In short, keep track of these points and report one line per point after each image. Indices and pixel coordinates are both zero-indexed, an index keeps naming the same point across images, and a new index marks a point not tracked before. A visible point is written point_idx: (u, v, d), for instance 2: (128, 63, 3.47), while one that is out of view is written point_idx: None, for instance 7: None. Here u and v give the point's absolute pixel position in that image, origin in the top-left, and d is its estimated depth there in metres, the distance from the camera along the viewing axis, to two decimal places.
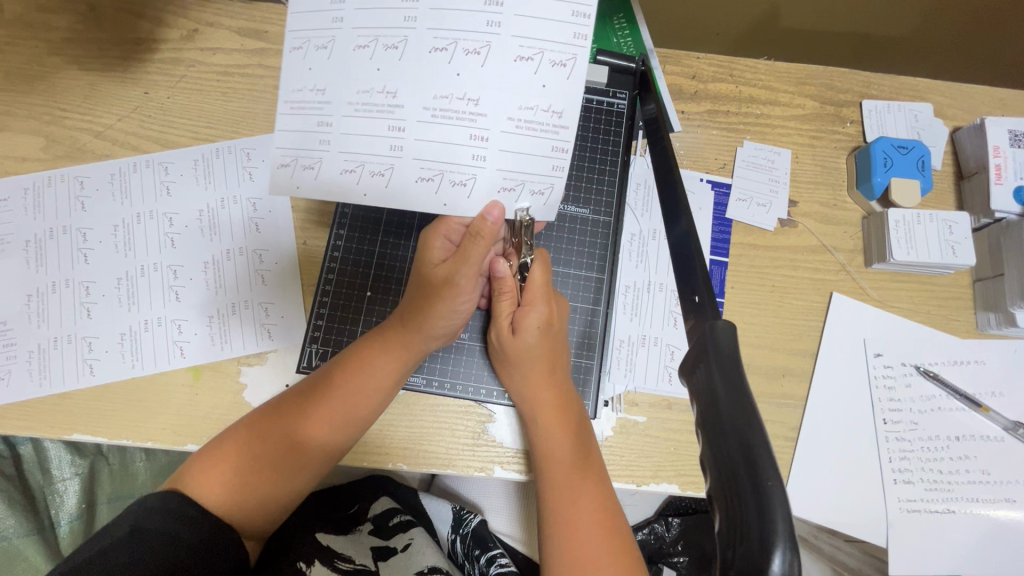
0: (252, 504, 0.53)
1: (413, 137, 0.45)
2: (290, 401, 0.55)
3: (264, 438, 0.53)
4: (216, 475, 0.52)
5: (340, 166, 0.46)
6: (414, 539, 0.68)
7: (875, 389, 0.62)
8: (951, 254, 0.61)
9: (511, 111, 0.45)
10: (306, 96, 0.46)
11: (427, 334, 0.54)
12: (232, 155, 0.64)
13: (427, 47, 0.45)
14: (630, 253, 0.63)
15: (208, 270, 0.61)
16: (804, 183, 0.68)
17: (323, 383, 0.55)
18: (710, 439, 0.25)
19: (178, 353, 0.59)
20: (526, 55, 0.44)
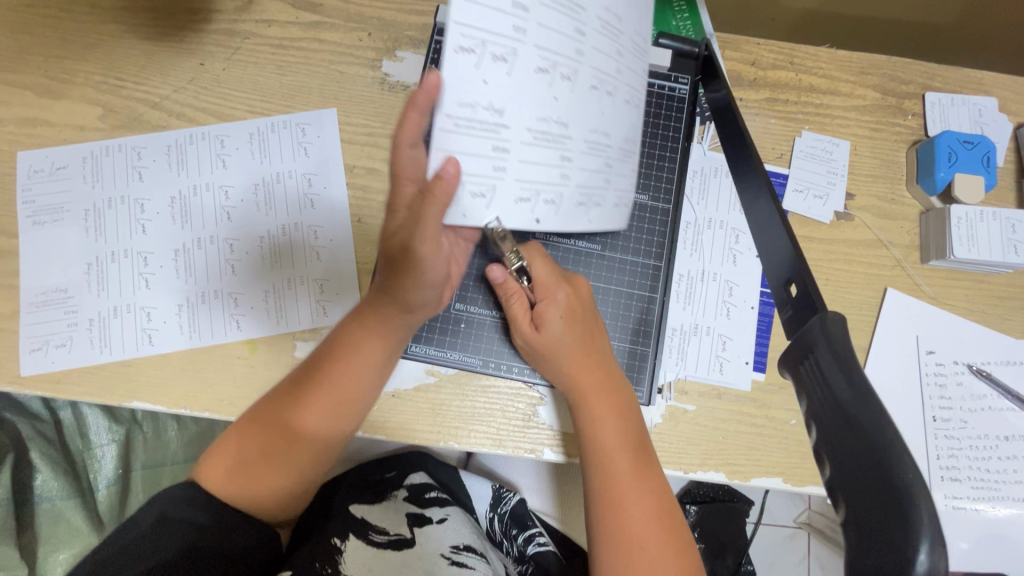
0: (258, 492, 0.53)
1: (579, 168, 0.47)
2: (283, 389, 0.54)
3: (261, 429, 0.53)
4: (222, 464, 0.53)
5: (516, 195, 0.44)
6: (450, 515, 0.68)
7: (925, 386, 0.62)
8: (1012, 253, 0.61)
9: (624, 142, 0.51)
10: (480, 114, 0.40)
11: (404, 308, 0.51)
12: (288, 130, 0.64)
13: (587, 84, 0.45)
14: (685, 241, 0.62)
15: (264, 244, 0.62)
16: (862, 176, 0.67)
17: (312, 372, 0.53)
18: (828, 433, 0.25)
19: (234, 325, 0.60)
20: (635, 101, 0.49)
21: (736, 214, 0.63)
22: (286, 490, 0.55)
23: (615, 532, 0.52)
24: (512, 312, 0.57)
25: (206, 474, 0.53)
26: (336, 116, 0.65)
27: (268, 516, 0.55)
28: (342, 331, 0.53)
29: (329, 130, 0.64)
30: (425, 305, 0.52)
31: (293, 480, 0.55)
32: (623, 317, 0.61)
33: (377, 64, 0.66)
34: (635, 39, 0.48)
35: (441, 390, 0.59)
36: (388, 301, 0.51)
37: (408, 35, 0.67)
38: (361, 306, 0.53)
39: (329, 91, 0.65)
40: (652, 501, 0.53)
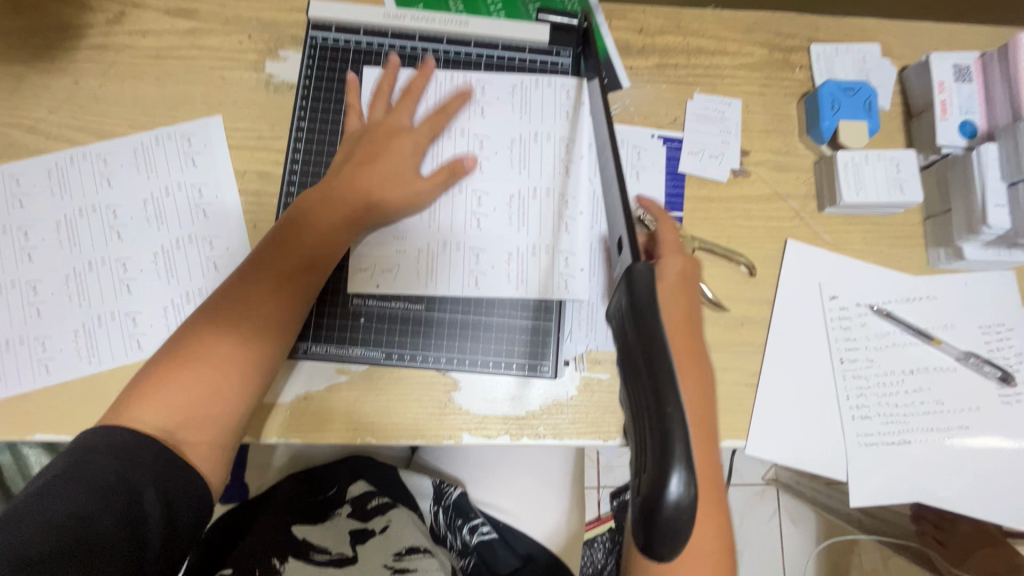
0: (200, 407, 0.49)
1: (536, 166, 0.62)
2: (207, 318, 0.52)
3: (196, 353, 0.50)
4: (168, 403, 0.49)
5: (560, 239, 0.61)
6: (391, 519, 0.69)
7: (831, 330, 0.64)
8: (898, 192, 0.62)
9: (534, 122, 0.62)
10: (474, 246, 0.60)
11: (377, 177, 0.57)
12: (172, 141, 0.63)
13: (501, 136, 0.62)
14: (581, 204, 0.61)
15: (158, 260, 0.60)
16: (755, 132, 0.68)
17: (242, 297, 0.53)
18: (628, 382, 0.29)
19: (135, 345, 0.59)
20: (518, 94, 0.63)
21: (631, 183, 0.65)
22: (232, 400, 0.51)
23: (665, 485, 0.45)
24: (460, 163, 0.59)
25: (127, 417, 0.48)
26: (222, 123, 0.63)
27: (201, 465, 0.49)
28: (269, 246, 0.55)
29: (215, 137, 0.63)
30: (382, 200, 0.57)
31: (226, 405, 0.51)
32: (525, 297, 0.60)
33: (260, 65, 0.65)
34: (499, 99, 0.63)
35: (354, 387, 0.59)
36: (312, 211, 0.56)
37: (289, 34, 0.65)
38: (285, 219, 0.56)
39: (213, 98, 0.64)
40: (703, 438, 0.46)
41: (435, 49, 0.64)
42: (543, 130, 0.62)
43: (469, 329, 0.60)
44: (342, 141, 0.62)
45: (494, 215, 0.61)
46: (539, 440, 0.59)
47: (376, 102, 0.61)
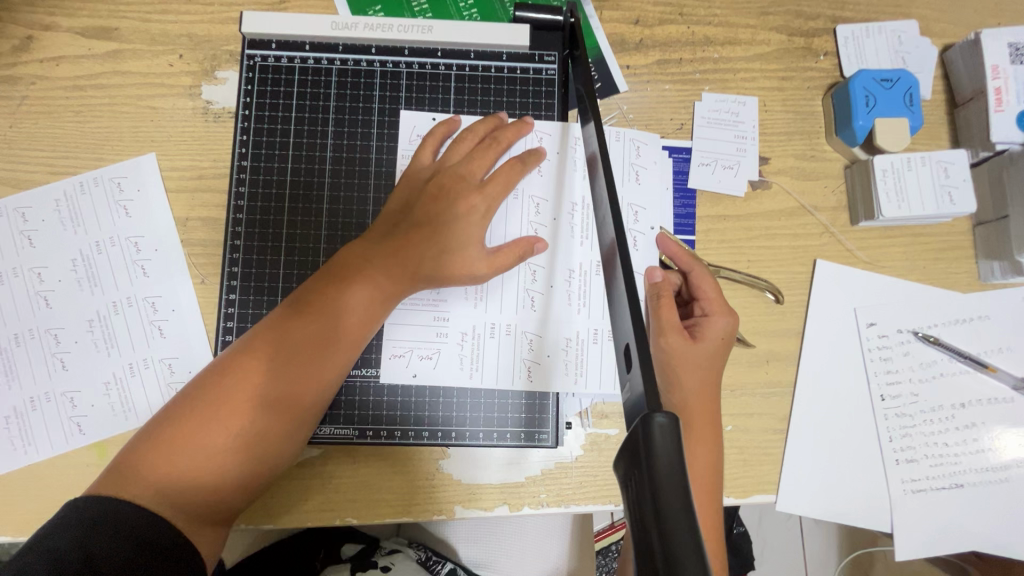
0: (206, 488, 0.42)
1: (552, 236, 0.52)
2: (224, 366, 0.45)
3: (214, 423, 0.43)
4: (167, 458, 0.42)
5: (566, 329, 0.51)
6: (395, 564, 0.63)
7: (870, 363, 0.56)
8: (947, 201, 0.53)
9: (548, 176, 0.53)
10: (473, 340, 0.51)
11: (422, 210, 0.49)
12: (100, 187, 0.54)
13: (522, 196, 0.52)
14: (573, 227, 0.53)
15: (95, 329, 0.52)
16: (774, 135, 0.58)
17: (267, 356, 0.45)
18: None
19: (76, 430, 0.51)
20: (532, 142, 0.53)
21: (630, 187, 0.55)
22: (242, 483, 0.44)
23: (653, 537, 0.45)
24: (503, 185, 0.50)
25: (126, 487, 0.41)
26: (156, 161, 0.55)
27: (203, 544, 0.43)
28: (302, 297, 0.47)
29: (149, 180, 0.54)
30: (425, 230, 0.48)
31: (237, 486, 0.44)
32: (516, 348, 0.51)
33: (196, 91, 0.56)
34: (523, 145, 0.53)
35: (328, 464, 0.50)
36: (351, 251, 0.48)
37: (226, 50, 0.56)
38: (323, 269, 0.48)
39: (143, 133, 0.55)
40: (706, 492, 0.47)
41: (395, 62, 0.54)
42: (543, 182, 0.53)
43: (450, 390, 0.51)
44: (291, 177, 0.53)
45: (504, 285, 0.52)
46: (542, 508, 0.51)
47: (454, 147, 0.51)
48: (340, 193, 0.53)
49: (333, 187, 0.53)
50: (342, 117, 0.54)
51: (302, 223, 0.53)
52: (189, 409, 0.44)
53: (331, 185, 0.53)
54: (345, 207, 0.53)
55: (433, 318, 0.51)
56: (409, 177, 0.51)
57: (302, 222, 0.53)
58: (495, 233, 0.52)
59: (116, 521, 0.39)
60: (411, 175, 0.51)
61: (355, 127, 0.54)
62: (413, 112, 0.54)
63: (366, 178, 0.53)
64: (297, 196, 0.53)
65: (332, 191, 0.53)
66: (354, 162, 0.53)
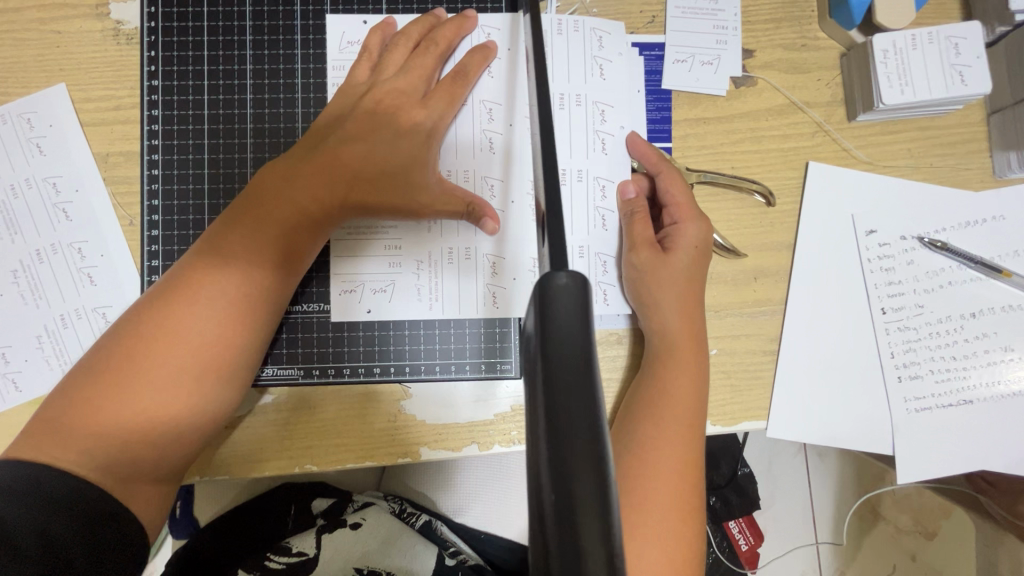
0: (136, 444, 0.38)
1: (507, 146, 0.47)
2: (144, 313, 0.41)
3: (137, 375, 0.39)
4: (90, 417, 0.38)
5: (530, 251, 0.46)
6: (367, 518, 0.59)
7: (869, 274, 0.50)
8: (958, 82, 0.47)
9: (501, 78, 0.47)
10: (430, 266, 0.46)
11: (352, 125, 0.44)
12: (9, 125, 0.49)
13: (474, 103, 0.46)
14: (529, 134, 0.47)
15: (20, 279, 0.48)
16: (759, 24, 0.51)
17: (189, 297, 0.40)
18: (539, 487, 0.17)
19: (11, 387, 0.48)
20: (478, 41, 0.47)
21: (595, 83, 0.50)
22: (177, 439, 0.40)
23: (626, 471, 0.41)
24: (447, 98, 0.45)
25: (48, 447, 0.37)
26: (67, 92, 0.49)
27: (141, 505, 0.39)
28: (221, 231, 0.42)
29: (61, 113, 0.49)
30: (357, 145, 0.43)
31: (171, 441, 0.40)
32: (476, 274, 0.46)
33: (103, 10, 0.50)
34: (472, 44, 0.47)
35: (281, 411, 0.46)
36: (276, 174, 0.43)
37: None
38: (244, 196, 0.43)
39: (50, 61, 0.49)
40: (684, 422, 0.42)
41: None
42: (495, 85, 0.47)
43: (406, 323, 0.47)
44: (211, 97, 0.48)
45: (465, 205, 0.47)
46: (514, 446, 0.46)
47: (388, 57, 0.45)
48: (264, 111, 0.48)
49: (257, 104, 0.48)
50: (261, 26, 0.48)
51: (224, 148, 0.48)
52: (108, 362, 0.39)
53: (255, 103, 0.48)
54: (272, 126, 0.48)
55: (384, 246, 0.46)
56: (342, 92, 0.45)
57: (225, 145, 0.48)
58: (450, 148, 0.46)
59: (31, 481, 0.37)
60: (344, 90, 0.45)
61: (276, 36, 0.48)
62: (340, 15, 0.48)
63: (292, 93, 0.48)
64: (217, 118, 0.48)
65: (255, 109, 0.48)
66: (277, 76, 0.48)
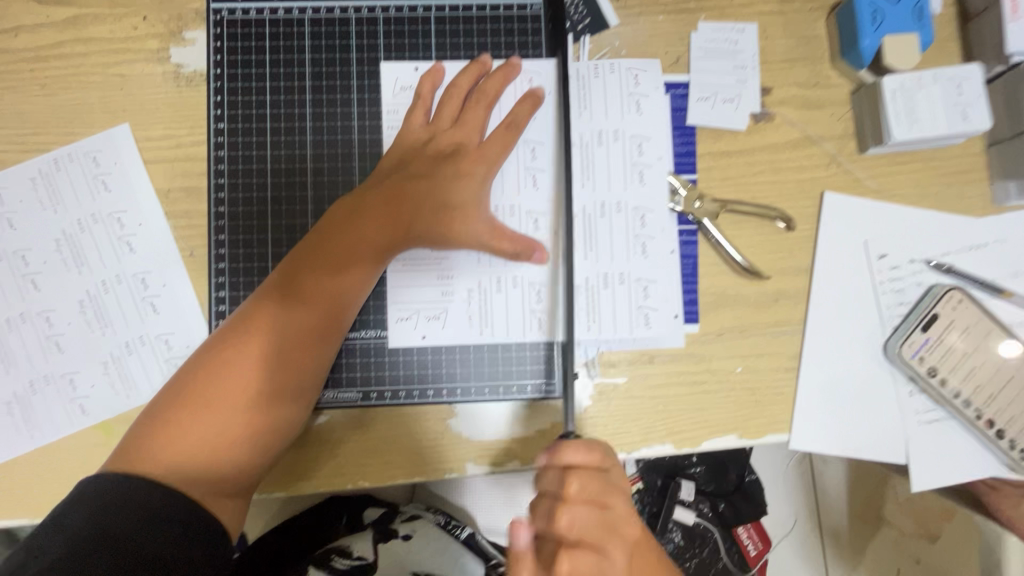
0: (222, 462, 0.42)
1: (550, 181, 0.50)
2: (224, 340, 0.44)
3: (220, 398, 0.42)
4: (181, 437, 0.41)
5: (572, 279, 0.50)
6: (416, 531, 0.64)
7: (882, 295, 0.54)
8: (961, 119, 0.51)
9: (544, 119, 0.50)
10: (479, 296, 0.50)
11: (414, 166, 0.48)
12: (77, 163, 0.52)
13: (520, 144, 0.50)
14: None
15: (86, 308, 0.51)
16: (775, 64, 0.55)
17: (267, 325, 0.44)
18: None
19: (79, 411, 0.50)
20: (521, 86, 0.51)
21: (632, 119, 0.54)
22: (256, 456, 0.43)
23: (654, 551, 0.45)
24: (496, 139, 0.49)
25: (140, 463, 0.41)
26: (130, 132, 0.52)
27: (225, 518, 0.42)
28: (293, 263, 0.45)
29: (126, 152, 0.52)
30: (418, 185, 0.47)
31: (253, 457, 0.43)
32: (524, 300, 0.50)
33: (164, 55, 0.53)
34: (516, 89, 0.51)
35: (340, 431, 0.49)
36: (343, 211, 0.46)
37: (192, 9, 0.53)
38: (314, 230, 0.46)
39: (114, 103, 0.52)
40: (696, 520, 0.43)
41: (371, 8, 0.52)
42: (537, 126, 0.50)
43: (455, 348, 0.50)
44: (271, 138, 0.52)
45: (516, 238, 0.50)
46: None
47: (443, 106, 0.49)
48: (321, 150, 0.51)
49: (316, 145, 0.51)
50: (319, 70, 0.52)
51: (286, 185, 0.52)
52: (194, 386, 0.43)
53: (313, 143, 0.51)
54: (329, 164, 0.51)
55: (437, 277, 0.50)
56: (401, 137, 0.49)
57: (286, 182, 0.52)
58: (500, 183, 0.50)
59: (126, 496, 0.39)
60: (403, 136, 0.49)
61: (333, 80, 0.51)
62: (393, 62, 0.51)
63: (349, 133, 0.51)
64: (278, 157, 0.52)
65: (313, 148, 0.51)
66: (335, 118, 0.51)
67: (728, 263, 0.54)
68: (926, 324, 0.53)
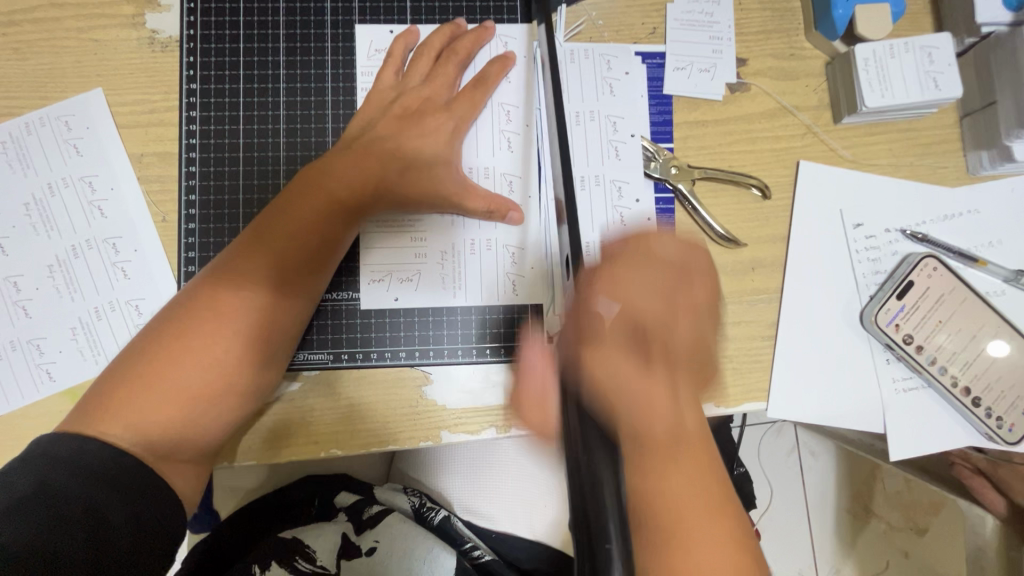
0: (182, 421, 0.41)
1: (523, 143, 0.50)
2: (190, 299, 0.43)
3: (182, 355, 0.42)
4: (138, 396, 0.40)
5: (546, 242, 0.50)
6: (381, 540, 0.60)
7: (857, 263, 0.54)
8: (933, 87, 0.51)
9: (517, 82, 0.50)
10: (451, 258, 0.49)
11: (385, 128, 0.48)
12: (48, 127, 0.51)
13: (494, 107, 0.50)
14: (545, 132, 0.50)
15: (55, 274, 0.50)
16: (752, 35, 0.56)
17: (232, 283, 0.43)
18: None
19: (45, 377, 0.50)
20: (496, 50, 0.51)
21: (608, 85, 0.54)
22: (217, 417, 0.42)
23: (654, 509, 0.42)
24: (468, 99, 0.49)
25: (98, 424, 0.40)
26: (103, 96, 0.52)
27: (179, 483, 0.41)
28: (261, 223, 0.45)
29: (98, 116, 0.52)
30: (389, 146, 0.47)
31: (215, 418, 0.42)
32: (499, 264, 0.50)
33: (139, 20, 0.52)
34: (491, 53, 0.51)
35: (310, 396, 0.48)
36: (314, 171, 0.46)
37: None
38: (285, 190, 0.46)
39: (87, 67, 0.52)
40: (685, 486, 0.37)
41: None
42: (511, 90, 0.50)
43: (427, 310, 0.50)
44: (246, 102, 0.52)
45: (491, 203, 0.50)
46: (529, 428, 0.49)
47: (415, 67, 0.49)
48: (296, 113, 0.51)
49: (290, 108, 0.51)
50: (294, 34, 0.52)
51: (260, 149, 0.51)
52: (155, 344, 0.42)
53: (287, 105, 0.51)
54: (304, 126, 0.51)
55: (409, 240, 0.49)
56: (372, 98, 0.49)
57: (259, 143, 0.51)
58: (473, 145, 0.50)
59: (78, 455, 0.38)
60: (375, 97, 0.49)
61: (308, 44, 0.52)
62: (368, 25, 0.51)
63: (323, 95, 0.51)
64: (252, 121, 0.51)
65: (287, 111, 0.51)
66: (309, 81, 0.51)
67: (705, 231, 0.54)
68: (901, 291, 0.53)
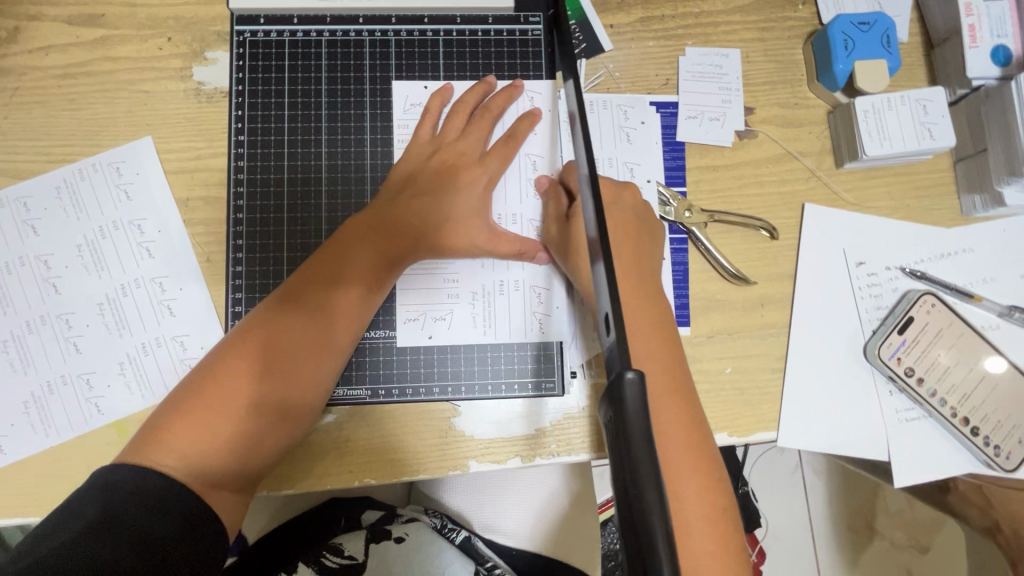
0: (232, 454, 0.43)
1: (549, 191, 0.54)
2: (243, 336, 0.46)
3: (236, 390, 0.44)
4: (193, 427, 0.43)
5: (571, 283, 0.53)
6: (409, 532, 0.65)
7: (861, 300, 0.58)
8: (928, 137, 0.55)
9: (544, 135, 0.54)
10: (482, 297, 0.53)
11: (424, 178, 0.51)
12: (100, 173, 0.55)
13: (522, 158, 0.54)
14: None
15: (105, 311, 0.53)
16: (758, 86, 0.60)
17: (283, 323, 0.46)
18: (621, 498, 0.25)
19: (94, 410, 0.52)
20: (524, 105, 0.55)
21: (626, 133, 0.58)
22: (264, 450, 0.45)
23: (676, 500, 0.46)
24: (499, 150, 0.52)
25: (152, 454, 0.42)
26: (152, 144, 0.55)
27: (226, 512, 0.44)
28: (311, 267, 0.48)
29: (147, 163, 0.55)
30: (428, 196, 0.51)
31: (261, 451, 0.45)
32: (527, 303, 0.53)
33: (187, 73, 0.56)
34: (519, 107, 0.55)
35: (349, 429, 0.51)
36: (360, 219, 0.50)
37: (214, 31, 0.56)
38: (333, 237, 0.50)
39: (138, 117, 0.55)
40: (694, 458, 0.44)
41: (383, 31, 0.56)
42: (537, 140, 0.54)
43: (459, 347, 0.53)
44: (289, 151, 0.55)
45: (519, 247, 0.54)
46: (554, 458, 0.51)
47: (450, 120, 0.53)
48: (336, 162, 0.55)
49: (331, 157, 0.55)
50: (335, 88, 0.56)
51: (302, 194, 0.55)
52: (210, 378, 0.45)
53: (329, 155, 0.55)
54: (344, 174, 0.55)
55: (443, 280, 0.53)
56: (411, 150, 0.52)
57: (301, 190, 0.55)
58: (502, 192, 0.53)
59: (134, 484, 0.40)
60: (412, 148, 0.53)
61: (348, 98, 0.55)
62: (404, 81, 0.55)
63: (362, 145, 0.55)
64: (294, 168, 0.55)
65: (328, 160, 0.55)
66: (349, 132, 0.55)
67: (716, 269, 0.57)
68: (902, 326, 0.56)
